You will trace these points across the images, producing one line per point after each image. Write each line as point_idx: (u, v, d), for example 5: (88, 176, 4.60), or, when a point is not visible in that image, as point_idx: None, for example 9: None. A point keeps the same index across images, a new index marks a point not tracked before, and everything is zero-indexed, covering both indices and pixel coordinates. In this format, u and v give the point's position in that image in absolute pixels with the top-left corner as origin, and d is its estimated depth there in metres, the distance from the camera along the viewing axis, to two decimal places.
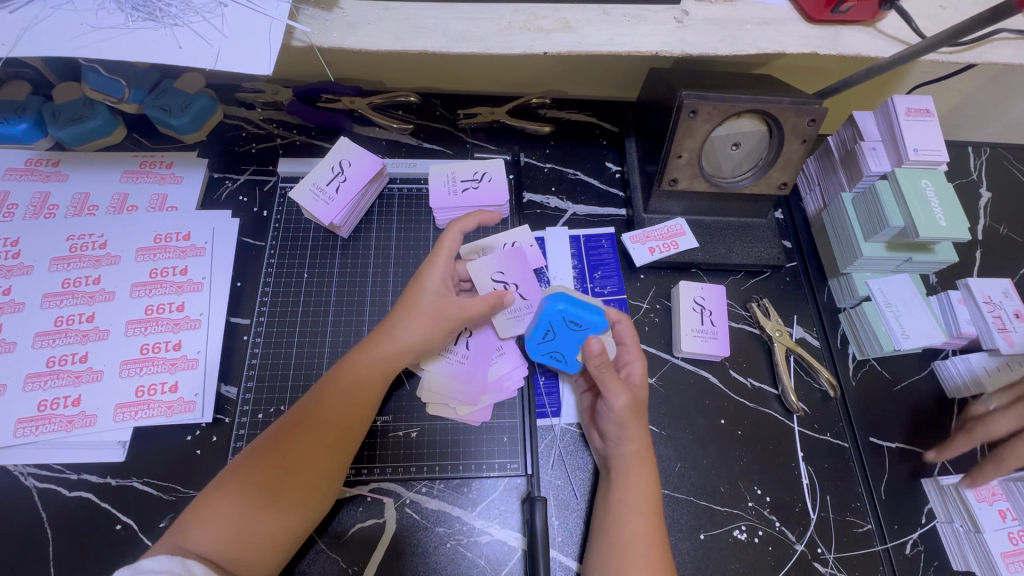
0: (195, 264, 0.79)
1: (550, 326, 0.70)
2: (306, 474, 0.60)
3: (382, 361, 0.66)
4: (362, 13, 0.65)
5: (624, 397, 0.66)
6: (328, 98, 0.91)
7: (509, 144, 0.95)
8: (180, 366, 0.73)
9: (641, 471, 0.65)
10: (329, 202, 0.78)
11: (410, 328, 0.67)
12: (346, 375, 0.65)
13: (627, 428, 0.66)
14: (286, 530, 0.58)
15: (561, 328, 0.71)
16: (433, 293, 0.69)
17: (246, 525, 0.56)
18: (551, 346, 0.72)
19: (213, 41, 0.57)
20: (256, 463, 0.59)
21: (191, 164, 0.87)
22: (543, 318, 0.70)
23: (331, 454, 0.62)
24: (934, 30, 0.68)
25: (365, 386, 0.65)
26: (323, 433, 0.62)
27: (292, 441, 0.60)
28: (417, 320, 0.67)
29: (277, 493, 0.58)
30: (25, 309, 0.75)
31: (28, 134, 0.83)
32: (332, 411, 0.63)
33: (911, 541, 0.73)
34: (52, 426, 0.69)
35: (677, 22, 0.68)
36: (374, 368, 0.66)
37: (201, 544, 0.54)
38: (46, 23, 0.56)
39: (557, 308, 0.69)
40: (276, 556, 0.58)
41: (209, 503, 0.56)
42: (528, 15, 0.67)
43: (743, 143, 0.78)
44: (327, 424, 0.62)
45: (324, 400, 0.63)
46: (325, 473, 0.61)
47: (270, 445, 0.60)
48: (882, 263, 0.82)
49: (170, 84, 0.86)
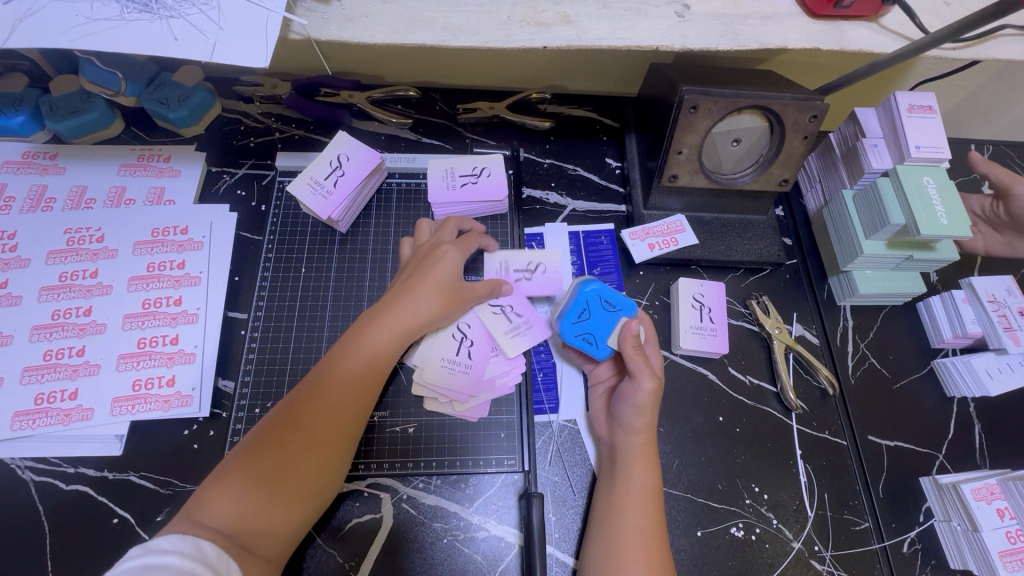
0: (193, 258, 0.79)
1: (587, 306, 0.73)
2: (323, 444, 0.60)
3: (395, 332, 0.67)
4: (359, 6, 0.65)
5: (649, 382, 0.66)
6: (327, 92, 0.92)
7: (509, 139, 0.95)
8: (178, 361, 0.73)
9: (645, 465, 0.65)
10: (327, 197, 0.78)
11: (423, 299, 0.68)
12: (362, 342, 0.65)
13: (641, 417, 0.66)
14: (300, 507, 0.58)
15: (596, 308, 0.73)
16: (446, 270, 0.71)
17: (261, 502, 0.56)
18: (583, 328, 0.73)
19: (209, 34, 0.56)
20: (273, 435, 0.59)
21: (188, 158, 0.86)
22: (580, 296, 0.73)
23: (345, 427, 0.62)
24: (938, 26, 0.67)
25: (380, 353, 0.66)
26: (339, 405, 0.62)
27: (307, 414, 0.61)
28: (427, 290, 0.69)
29: (293, 468, 0.58)
30: (22, 302, 0.74)
31: (25, 126, 0.82)
32: (347, 377, 0.63)
33: (908, 539, 0.73)
34: (49, 419, 0.69)
35: (678, 17, 0.67)
36: (389, 336, 0.66)
37: (219, 518, 0.53)
38: (40, 14, 0.56)
39: (592, 287, 0.74)
40: (288, 534, 0.58)
41: (226, 476, 0.56)
42: (527, 9, 0.66)
43: (743, 140, 0.78)
44: (342, 395, 0.63)
45: (338, 369, 0.64)
46: (336, 446, 0.61)
47: (283, 418, 0.60)
48: (882, 261, 0.81)
49: (168, 78, 0.86)
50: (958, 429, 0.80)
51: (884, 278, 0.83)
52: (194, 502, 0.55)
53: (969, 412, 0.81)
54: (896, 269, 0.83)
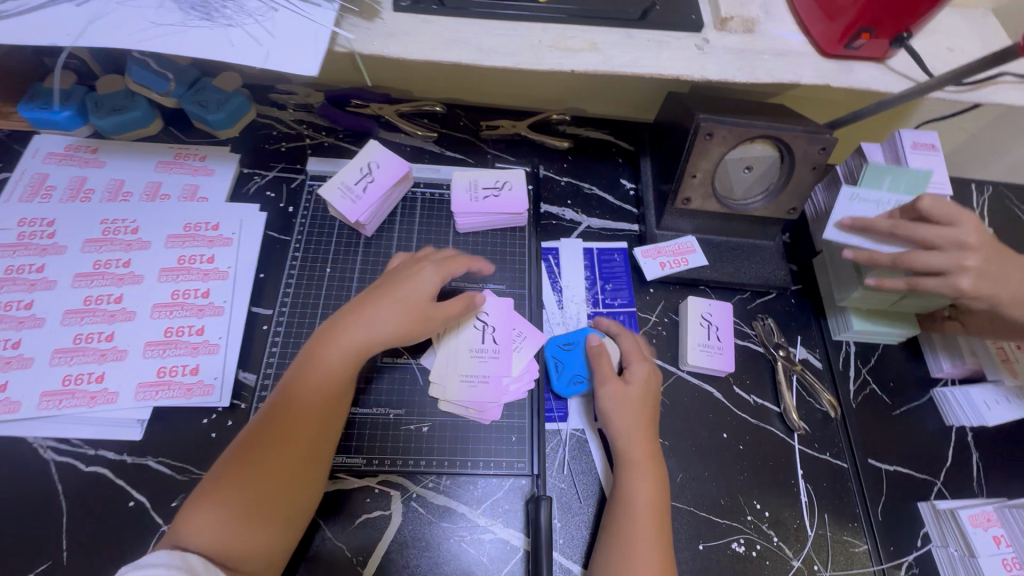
0: (222, 254, 0.82)
1: (558, 363, 0.80)
2: (287, 472, 0.61)
3: (350, 350, 0.67)
4: (402, 25, 0.70)
5: (613, 386, 0.73)
6: (357, 104, 0.96)
7: (529, 156, 0.99)
8: (203, 351, 0.75)
9: (645, 473, 0.68)
10: (356, 201, 0.80)
11: (378, 320, 0.68)
12: (318, 367, 0.66)
13: (624, 419, 0.71)
14: (280, 525, 0.60)
15: (566, 358, 0.80)
16: (401, 291, 0.71)
17: (237, 527, 0.58)
18: (571, 381, 0.78)
19: (263, 43, 0.61)
20: (240, 468, 0.60)
21: (224, 159, 0.91)
22: (549, 359, 0.80)
23: (309, 445, 0.63)
24: (942, 70, 0.72)
25: (337, 376, 0.66)
26: (299, 422, 0.63)
27: (269, 439, 0.62)
28: (384, 311, 0.69)
29: (267, 492, 0.60)
30: (56, 287, 0.77)
31: (71, 121, 0.87)
32: (307, 405, 0.64)
33: (906, 563, 0.75)
34: (74, 401, 0.70)
35: (698, 49, 0.72)
36: (342, 357, 0.66)
37: (199, 545, 0.56)
38: (108, 17, 0.60)
39: (551, 343, 0.82)
40: (274, 552, 0.60)
41: (199, 508, 0.58)
42: (557, 35, 0.71)
43: (754, 168, 0.82)
44: (301, 415, 0.63)
45: (297, 396, 0.64)
46: (305, 464, 0.63)
47: (251, 450, 0.61)
48: (875, 299, 0.83)
49: (208, 83, 0.92)
50: (957, 457, 0.82)
51: (877, 316, 0.86)
52: (174, 527, 0.58)
53: (967, 442, 0.83)
54: (891, 310, 0.85)
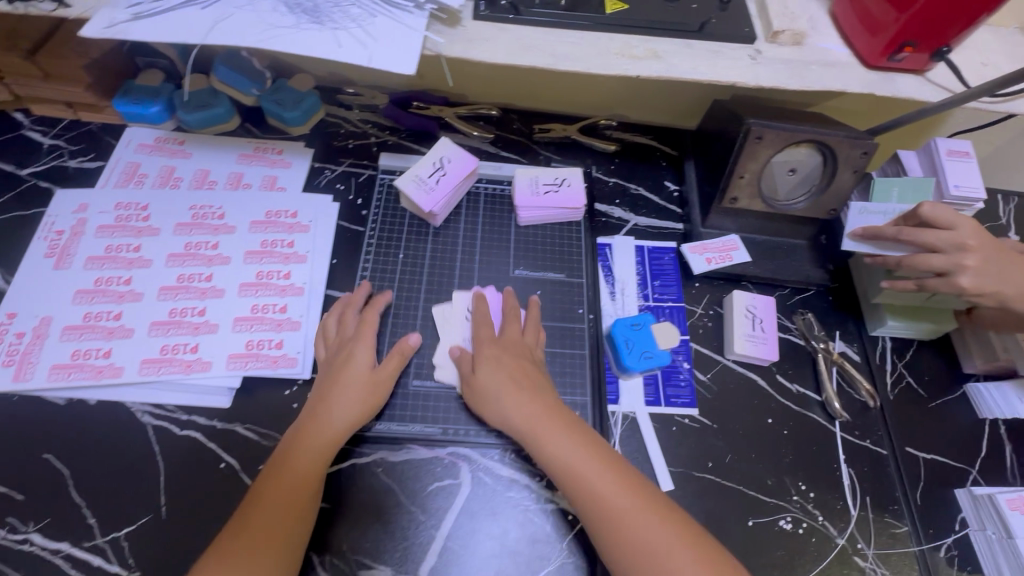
0: (301, 239, 0.88)
1: (631, 342, 0.83)
2: (278, 545, 0.63)
3: (317, 433, 0.70)
4: (482, 32, 0.76)
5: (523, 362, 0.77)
6: (419, 106, 1.03)
7: (579, 158, 1.05)
8: (286, 327, 0.81)
9: (612, 479, 0.66)
10: (430, 192, 0.87)
11: (342, 399, 0.73)
12: (288, 454, 0.69)
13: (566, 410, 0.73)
14: None
15: (637, 338, 0.83)
16: (354, 363, 0.76)
17: None
18: (645, 358, 0.82)
19: (366, 45, 0.68)
20: (234, 550, 0.61)
21: (300, 153, 0.97)
22: (620, 339, 0.83)
23: (295, 516, 0.65)
24: (979, 82, 0.77)
25: (308, 455, 0.69)
26: (284, 498, 0.65)
27: (258, 517, 0.64)
28: (344, 391, 0.73)
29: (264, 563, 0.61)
30: (152, 265, 0.83)
31: (159, 115, 0.94)
32: (290, 481, 0.67)
33: (944, 545, 0.78)
34: (172, 368, 0.76)
35: (752, 59, 0.78)
36: (311, 441, 0.70)
37: None
38: (229, 20, 0.67)
39: (620, 324, 0.84)
40: None
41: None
42: (623, 44, 0.77)
43: (799, 170, 0.88)
44: (283, 493, 0.66)
45: (274, 480, 0.67)
46: (294, 532, 0.64)
47: (242, 530, 0.63)
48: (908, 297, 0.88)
49: (284, 83, 0.98)
50: (991, 447, 0.86)
51: (913, 312, 0.90)
52: None
53: (1000, 433, 0.87)
54: (923, 306, 0.90)
